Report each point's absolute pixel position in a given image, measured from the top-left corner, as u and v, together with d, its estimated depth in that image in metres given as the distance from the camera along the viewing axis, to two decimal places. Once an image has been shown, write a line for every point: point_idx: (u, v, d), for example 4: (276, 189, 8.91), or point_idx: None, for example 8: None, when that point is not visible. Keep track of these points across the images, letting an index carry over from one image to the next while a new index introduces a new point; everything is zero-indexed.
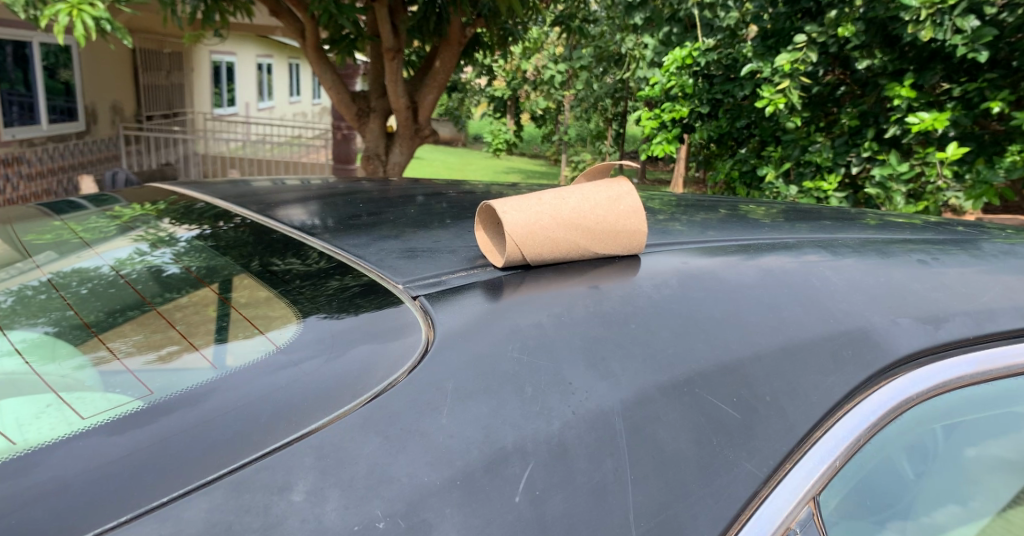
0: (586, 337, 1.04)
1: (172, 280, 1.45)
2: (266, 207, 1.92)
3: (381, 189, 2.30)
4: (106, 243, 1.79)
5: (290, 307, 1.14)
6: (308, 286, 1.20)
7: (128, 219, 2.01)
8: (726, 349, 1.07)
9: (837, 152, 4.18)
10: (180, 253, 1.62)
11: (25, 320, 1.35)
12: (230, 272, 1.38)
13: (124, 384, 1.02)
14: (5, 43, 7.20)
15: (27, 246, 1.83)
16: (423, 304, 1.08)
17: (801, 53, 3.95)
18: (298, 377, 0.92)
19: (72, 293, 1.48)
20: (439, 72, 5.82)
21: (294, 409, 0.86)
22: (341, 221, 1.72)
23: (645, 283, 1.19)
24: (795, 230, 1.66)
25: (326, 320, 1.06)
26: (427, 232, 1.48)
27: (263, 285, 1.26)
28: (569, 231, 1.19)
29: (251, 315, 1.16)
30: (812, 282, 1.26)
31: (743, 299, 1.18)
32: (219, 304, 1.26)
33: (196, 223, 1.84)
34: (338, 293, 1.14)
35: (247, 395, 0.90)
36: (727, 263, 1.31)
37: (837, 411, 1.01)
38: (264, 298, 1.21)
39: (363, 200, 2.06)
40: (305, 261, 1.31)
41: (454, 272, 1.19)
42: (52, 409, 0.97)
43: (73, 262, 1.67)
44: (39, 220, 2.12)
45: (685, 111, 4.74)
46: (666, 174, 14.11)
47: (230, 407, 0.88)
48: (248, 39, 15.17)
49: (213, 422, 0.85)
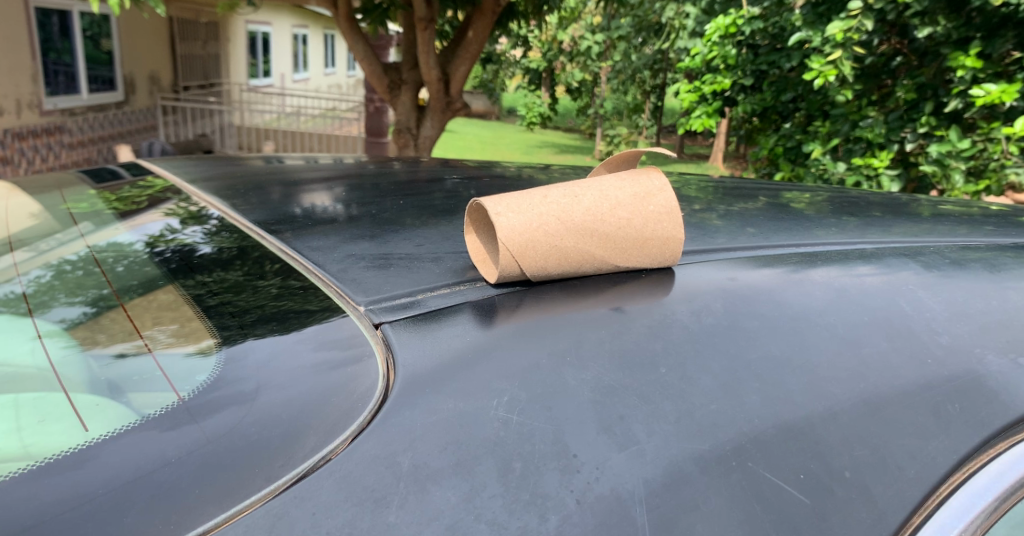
0: (597, 386, 0.78)
1: (199, 256, 1.18)
2: (277, 190, 1.70)
3: (407, 170, 2.07)
4: (137, 218, 1.56)
5: (326, 303, 0.90)
6: (355, 280, 0.96)
7: (162, 188, 1.82)
8: (787, 404, 0.80)
9: (891, 127, 3.76)
10: (211, 232, 1.33)
11: (64, 299, 1.15)
12: (262, 253, 1.12)
13: (135, 385, 0.82)
14: (49, 12, 7.17)
15: (51, 217, 1.66)
16: (386, 336, 0.82)
17: (856, 20, 3.43)
18: (196, 444, 0.67)
19: (108, 271, 1.25)
20: (471, 43, 5.45)
21: (175, 499, 0.61)
22: (347, 208, 1.49)
23: (680, 309, 0.91)
24: (878, 231, 1.35)
25: (355, 324, 0.85)
26: (419, 228, 1.22)
27: (293, 274, 1.01)
28: (582, 239, 0.93)
29: (279, 311, 0.90)
30: (901, 306, 0.97)
31: (809, 329, 0.91)
32: (248, 292, 0.98)
33: (229, 199, 1.60)
34: (357, 297, 0.90)
35: (119, 473, 0.65)
36: (784, 276, 1.02)
37: (942, 490, 0.74)
38: (295, 289, 0.96)
39: (382, 183, 1.82)
40: (317, 255, 1.07)
41: (434, 289, 0.93)
42: (64, 416, 0.78)
43: (113, 234, 1.47)
44: (73, 187, 1.96)
45: (726, 83, 4.29)
46: (705, 150, 13.50)
47: (88, 490, 0.63)
48: (283, 9, 14.98)
49: (59, 519, 0.60)
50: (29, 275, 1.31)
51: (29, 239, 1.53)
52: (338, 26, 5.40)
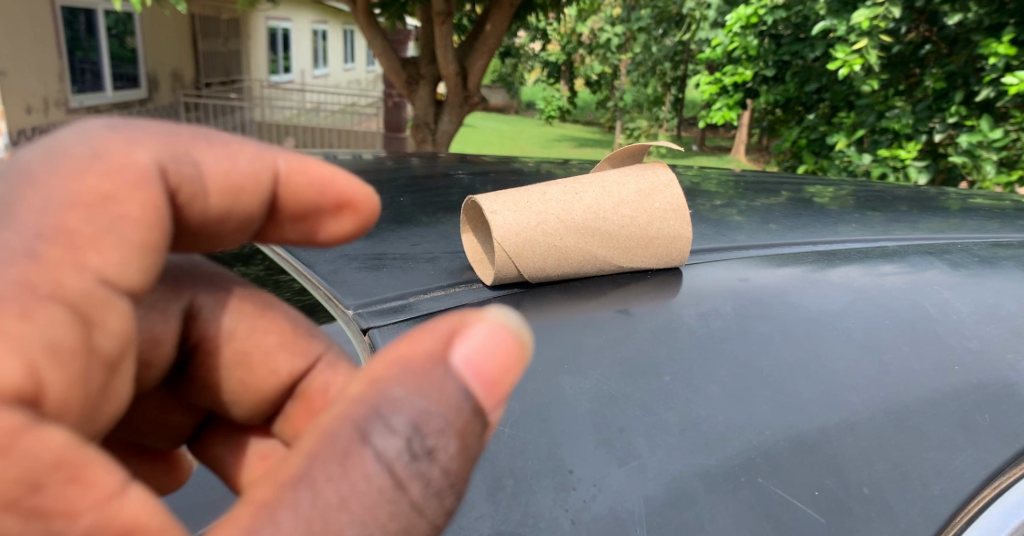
0: (596, 395, 0.73)
1: None
2: None
3: (421, 166, 2.03)
4: None
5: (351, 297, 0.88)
6: (369, 279, 0.93)
7: None
8: (802, 414, 0.74)
9: (919, 117, 3.64)
10: None
11: None
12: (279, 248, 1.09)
13: None
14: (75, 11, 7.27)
15: None
16: (373, 342, 0.79)
17: (883, 8, 3.28)
18: None
19: None
20: (490, 36, 5.35)
21: None
22: None
23: (686, 312, 0.86)
24: (903, 227, 1.28)
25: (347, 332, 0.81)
26: (419, 225, 1.18)
27: (312, 270, 0.98)
28: (583, 238, 0.90)
29: (307, 305, 0.88)
30: (925, 308, 0.90)
31: (824, 333, 0.85)
32: (271, 287, 0.95)
33: None
34: (362, 298, 0.87)
35: None
36: (800, 277, 0.96)
37: (972, 507, 0.69)
38: (302, 290, 0.93)
39: (395, 179, 1.79)
40: (321, 253, 1.03)
41: (426, 291, 0.89)
42: None
43: None
44: None
45: (748, 75, 4.18)
46: (728, 142, 13.24)
47: None
48: (304, 6, 15.04)
49: None
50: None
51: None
52: (357, 22, 5.30)
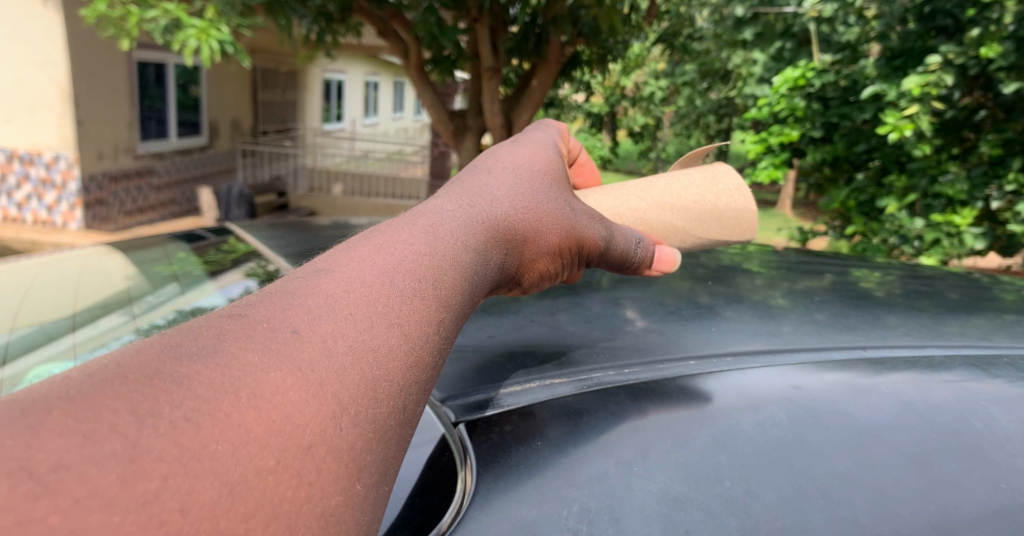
0: (663, 498, 0.82)
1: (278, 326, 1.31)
2: None
3: None
4: (220, 279, 1.80)
5: (443, 391, 1.01)
6: (452, 373, 1.06)
7: (244, 251, 2.01)
8: (854, 526, 0.80)
9: (974, 183, 3.60)
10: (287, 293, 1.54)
11: None
12: None
13: None
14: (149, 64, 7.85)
15: (146, 278, 1.85)
16: (462, 435, 0.91)
17: (935, 75, 3.28)
18: None
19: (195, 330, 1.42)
20: (536, 90, 5.37)
21: None
22: None
23: (743, 418, 0.95)
24: (948, 326, 1.35)
25: (439, 421, 0.93)
26: (495, 312, 1.37)
27: None
28: (664, 211, 1.17)
29: None
30: (971, 422, 0.96)
31: (873, 444, 0.92)
32: None
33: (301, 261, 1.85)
34: (452, 393, 1.00)
35: None
36: (850, 384, 1.03)
37: None
38: None
39: None
40: None
41: (507, 387, 1.02)
42: None
43: (193, 299, 1.68)
44: (164, 247, 2.16)
45: (796, 135, 3.99)
46: (773, 195, 13.11)
47: None
48: (358, 59, 15.80)
49: None
50: (120, 340, 1.47)
51: (118, 301, 1.71)
52: (407, 77, 5.28)
